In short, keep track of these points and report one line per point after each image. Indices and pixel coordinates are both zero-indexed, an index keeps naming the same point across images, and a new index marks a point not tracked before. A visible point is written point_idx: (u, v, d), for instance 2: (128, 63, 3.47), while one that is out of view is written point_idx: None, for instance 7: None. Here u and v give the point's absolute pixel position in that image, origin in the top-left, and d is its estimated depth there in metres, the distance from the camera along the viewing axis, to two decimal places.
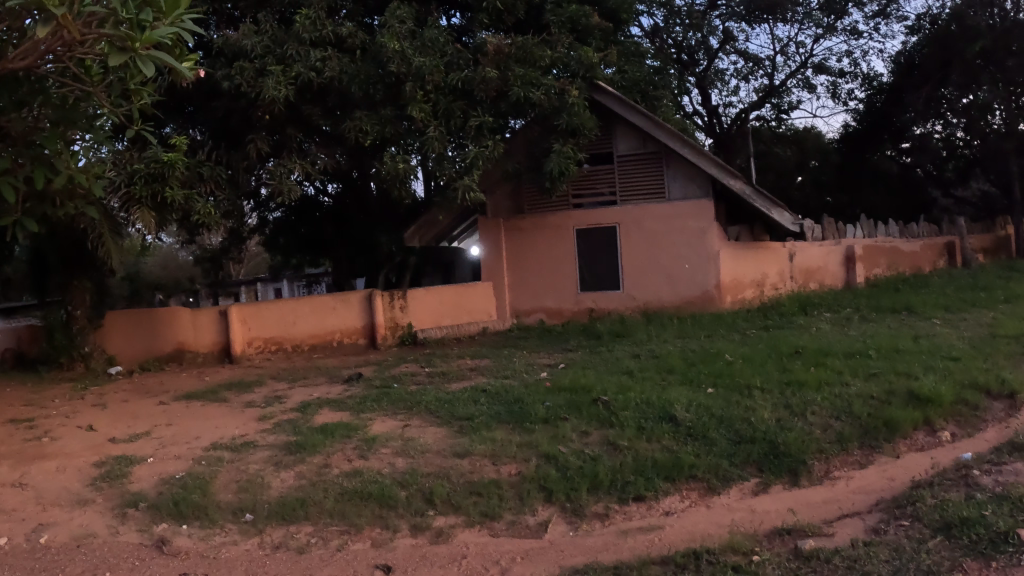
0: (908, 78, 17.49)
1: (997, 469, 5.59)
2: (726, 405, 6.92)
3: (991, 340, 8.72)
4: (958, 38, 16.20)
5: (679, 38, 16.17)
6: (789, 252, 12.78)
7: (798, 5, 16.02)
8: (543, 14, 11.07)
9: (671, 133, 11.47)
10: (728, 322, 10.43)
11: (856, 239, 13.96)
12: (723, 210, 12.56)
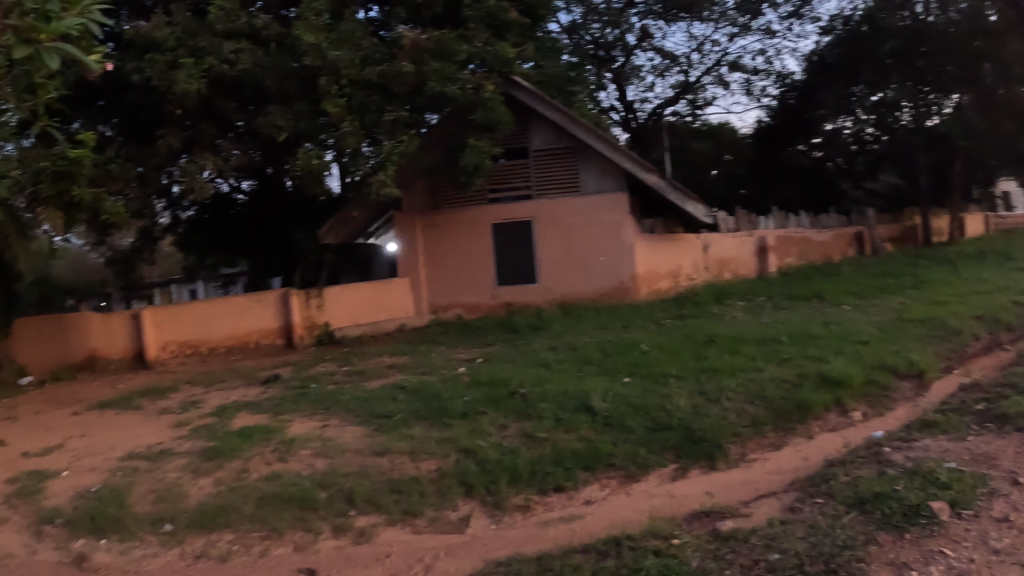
0: (820, 76, 17.81)
1: (907, 445, 5.71)
2: (642, 394, 6.96)
3: (897, 323, 8.94)
4: (871, 39, 16.42)
5: (596, 34, 16.25)
6: (704, 243, 12.93)
7: (715, 4, 16.22)
8: (460, 9, 10.96)
9: (586, 127, 11.53)
10: (644, 312, 10.51)
11: (768, 229, 14.21)
12: (638, 203, 12.67)
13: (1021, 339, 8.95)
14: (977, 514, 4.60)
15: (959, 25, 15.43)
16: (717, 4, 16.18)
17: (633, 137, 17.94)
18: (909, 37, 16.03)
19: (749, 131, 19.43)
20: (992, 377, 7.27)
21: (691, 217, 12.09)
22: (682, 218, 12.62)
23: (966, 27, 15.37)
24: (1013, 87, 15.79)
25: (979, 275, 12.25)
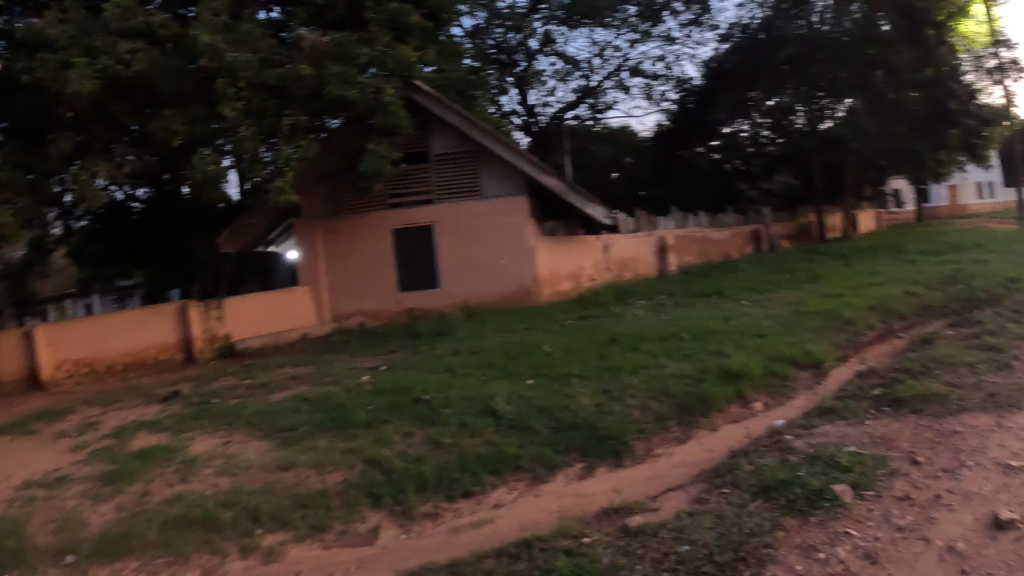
0: (718, 82, 18.16)
1: (808, 433, 5.80)
2: (547, 395, 6.93)
3: (794, 316, 9.13)
4: (767, 46, 16.98)
5: (499, 38, 16.26)
6: (605, 244, 13.00)
7: (617, 10, 16.29)
8: (361, 12, 10.74)
9: (486, 131, 11.47)
10: (545, 313, 10.52)
11: (668, 229, 14.38)
12: (539, 205, 12.69)
13: (912, 328, 9.22)
14: (878, 494, 4.69)
15: (853, 34, 15.79)
16: (618, 11, 16.25)
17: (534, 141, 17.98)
18: (805, 45, 16.42)
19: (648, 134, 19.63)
20: (885, 364, 7.46)
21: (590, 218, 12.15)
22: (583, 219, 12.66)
23: (860, 35, 15.75)
24: (902, 90, 16.05)
25: (870, 269, 12.62)
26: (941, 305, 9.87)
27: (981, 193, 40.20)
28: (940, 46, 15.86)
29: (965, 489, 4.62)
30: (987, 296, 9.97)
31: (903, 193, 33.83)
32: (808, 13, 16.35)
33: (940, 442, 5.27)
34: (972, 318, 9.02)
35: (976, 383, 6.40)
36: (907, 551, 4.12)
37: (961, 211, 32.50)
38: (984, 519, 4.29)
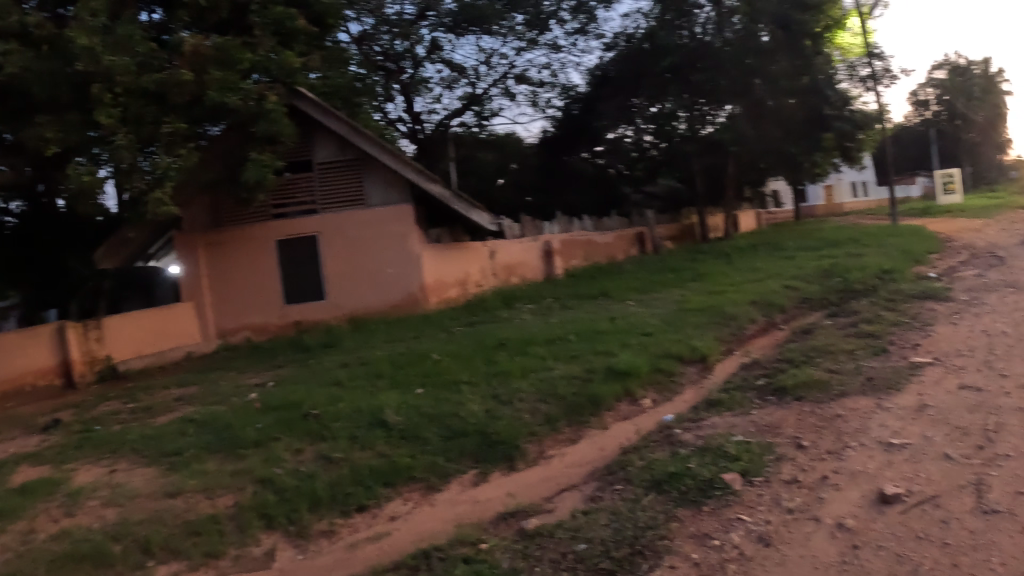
0: (603, 90, 18.32)
1: (696, 425, 5.86)
2: (436, 403, 6.82)
3: (678, 313, 9.27)
4: (652, 55, 17.08)
5: (385, 45, 16.05)
6: (490, 250, 13.01)
7: (504, 18, 16.38)
8: (245, 16, 10.56)
9: (370, 138, 11.35)
10: (433, 321, 10.42)
11: (553, 233, 14.46)
12: (424, 213, 12.62)
13: (792, 321, 9.46)
14: (767, 479, 4.75)
15: (733, 43, 16.31)
16: (506, 18, 16.35)
17: (421, 148, 17.81)
18: (687, 54, 16.82)
19: (533, 141, 19.68)
20: (768, 355, 7.63)
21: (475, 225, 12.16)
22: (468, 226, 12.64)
23: (739, 45, 16.26)
24: (780, 97, 16.71)
25: (750, 266, 12.91)
26: (820, 297, 10.17)
27: (854, 193, 41.68)
28: (816, 57, 16.81)
29: (851, 468, 4.72)
30: (863, 287, 10.31)
31: (781, 194, 34.83)
32: (691, 24, 16.83)
33: (823, 426, 5.38)
34: (849, 308, 9.32)
35: (855, 369, 6.58)
36: (799, 531, 4.16)
37: (835, 211, 33.67)
38: (870, 495, 4.39)
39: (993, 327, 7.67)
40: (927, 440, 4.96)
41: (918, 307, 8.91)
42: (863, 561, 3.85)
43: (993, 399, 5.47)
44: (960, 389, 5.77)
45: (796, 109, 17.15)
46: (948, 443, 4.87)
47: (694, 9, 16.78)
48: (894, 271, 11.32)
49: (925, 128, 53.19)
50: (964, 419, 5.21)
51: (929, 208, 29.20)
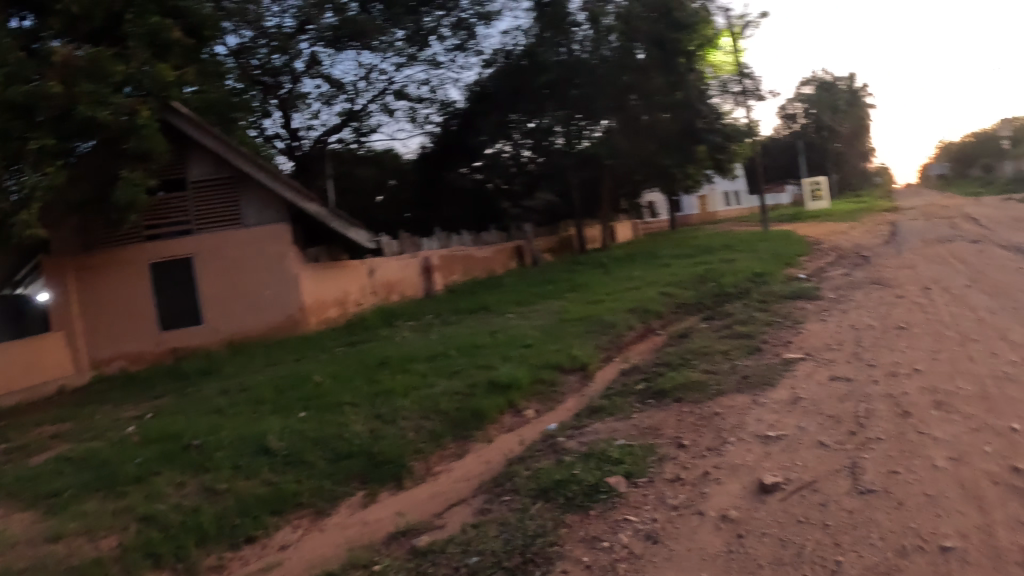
0: (482, 105, 18.28)
1: (578, 432, 5.96)
2: (319, 426, 6.71)
3: (558, 324, 9.38)
4: (530, 71, 17.32)
5: (263, 59, 15.53)
6: (369, 268, 12.91)
7: (384, 34, 15.84)
8: (119, 25, 10.40)
9: (246, 157, 11.19)
10: (314, 341, 10.27)
11: (432, 249, 14.43)
12: (301, 231, 12.45)
13: (668, 326, 9.64)
14: (651, 479, 4.81)
15: (610, 61, 16.52)
16: (386, 34, 15.88)
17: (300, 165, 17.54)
18: (564, 71, 16.92)
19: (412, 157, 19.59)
20: (645, 361, 7.77)
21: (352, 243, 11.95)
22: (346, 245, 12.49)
23: (616, 63, 16.49)
24: (655, 113, 17.06)
25: (627, 275, 13.18)
26: (696, 301, 10.42)
27: (727, 202, 42.89)
28: (690, 73, 17.06)
29: (731, 463, 4.82)
30: (736, 290, 10.61)
31: (656, 205, 35.67)
32: (570, 41, 16.85)
33: (702, 424, 5.54)
34: (723, 311, 9.60)
35: (731, 368, 6.78)
36: (684, 526, 4.21)
37: (707, 221, 34.67)
38: (751, 486, 4.50)
39: (859, 321, 8.11)
40: (802, 430, 5.14)
41: (790, 307, 9.27)
42: (748, 548, 3.92)
43: (862, 389, 5.78)
44: (830, 380, 6.09)
45: (671, 123, 17.43)
46: (821, 431, 5.07)
47: (573, 26, 16.69)
48: (766, 274, 11.68)
49: (793, 139, 55.12)
50: (835, 408, 5.43)
51: (797, 215, 30.32)
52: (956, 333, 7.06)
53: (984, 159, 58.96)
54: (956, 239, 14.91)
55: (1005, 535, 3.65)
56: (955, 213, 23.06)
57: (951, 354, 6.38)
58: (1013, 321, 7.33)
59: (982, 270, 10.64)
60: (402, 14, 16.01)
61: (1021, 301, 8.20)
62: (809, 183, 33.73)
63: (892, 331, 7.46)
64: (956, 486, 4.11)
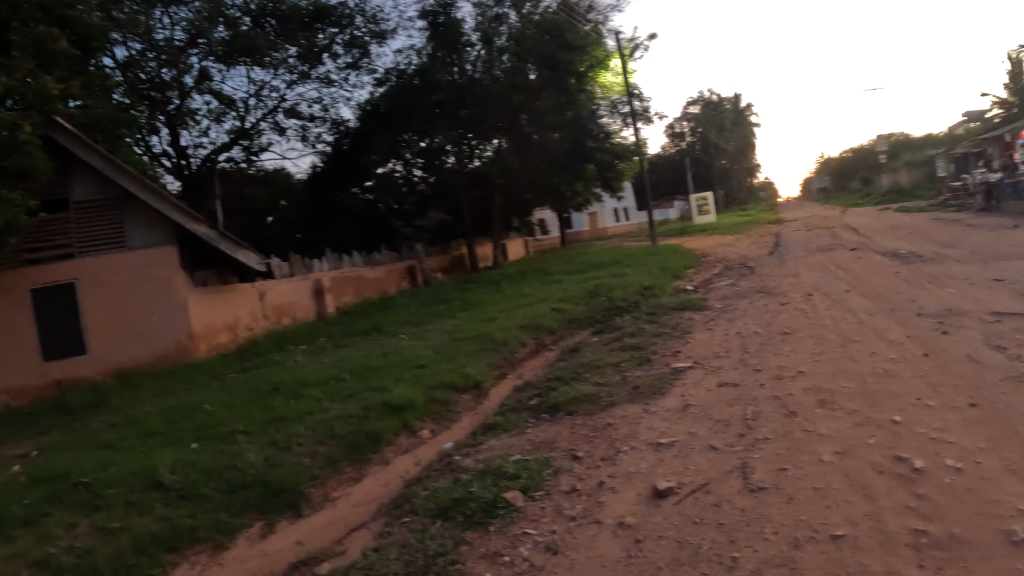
0: (373, 125, 17.73)
1: (474, 450, 6.04)
2: (212, 457, 6.52)
3: (450, 343, 9.43)
4: (421, 92, 16.99)
5: (152, 73, 14.63)
6: (259, 291, 12.68)
7: (277, 51, 15.46)
8: (5, 33, 10.05)
9: (133, 177, 10.94)
10: (204, 369, 10.00)
11: (323, 271, 14.23)
12: (189, 255, 12.12)
13: (561, 340, 9.94)
14: (548, 492, 4.85)
15: (501, 81, 16.86)
16: (278, 50, 15.37)
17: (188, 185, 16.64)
18: (456, 90, 16.89)
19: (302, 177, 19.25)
20: (538, 376, 8.02)
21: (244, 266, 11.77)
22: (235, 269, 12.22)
23: (506, 82, 16.85)
24: (545, 133, 17.47)
25: (519, 292, 13.34)
26: (587, 316, 10.74)
27: (618, 219, 43.73)
28: (579, 94, 17.62)
29: (625, 471, 4.90)
30: (625, 303, 10.99)
31: (548, 223, 36.08)
32: (463, 61, 17.08)
33: (595, 436, 5.68)
34: (613, 325, 9.99)
35: (622, 379, 7.10)
36: (582, 536, 4.24)
37: (598, 238, 35.23)
38: (646, 492, 4.56)
39: (746, 329, 8.38)
40: (692, 435, 5.29)
41: (677, 319, 9.72)
42: (646, 552, 3.96)
43: (749, 392, 5.99)
44: (719, 387, 6.30)
45: (561, 144, 17.96)
46: (711, 436, 5.21)
47: (465, 47, 17.01)
48: (653, 287, 12.09)
49: (680, 157, 56.52)
50: (723, 412, 5.64)
51: (685, 229, 31.15)
52: (838, 334, 7.34)
53: (862, 173, 61.32)
54: (837, 247, 15.48)
55: (892, 519, 3.78)
56: (833, 223, 23.95)
57: (832, 355, 6.63)
58: (890, 321, 7.64)
59: (860, 275, 11.07)
60: (295, 31, 15.57)
61: (897, 302, 8.56)
62: (697, 199, 34.58)
63: (777, 337, 7.72)
64: (843, 478, 4.24)
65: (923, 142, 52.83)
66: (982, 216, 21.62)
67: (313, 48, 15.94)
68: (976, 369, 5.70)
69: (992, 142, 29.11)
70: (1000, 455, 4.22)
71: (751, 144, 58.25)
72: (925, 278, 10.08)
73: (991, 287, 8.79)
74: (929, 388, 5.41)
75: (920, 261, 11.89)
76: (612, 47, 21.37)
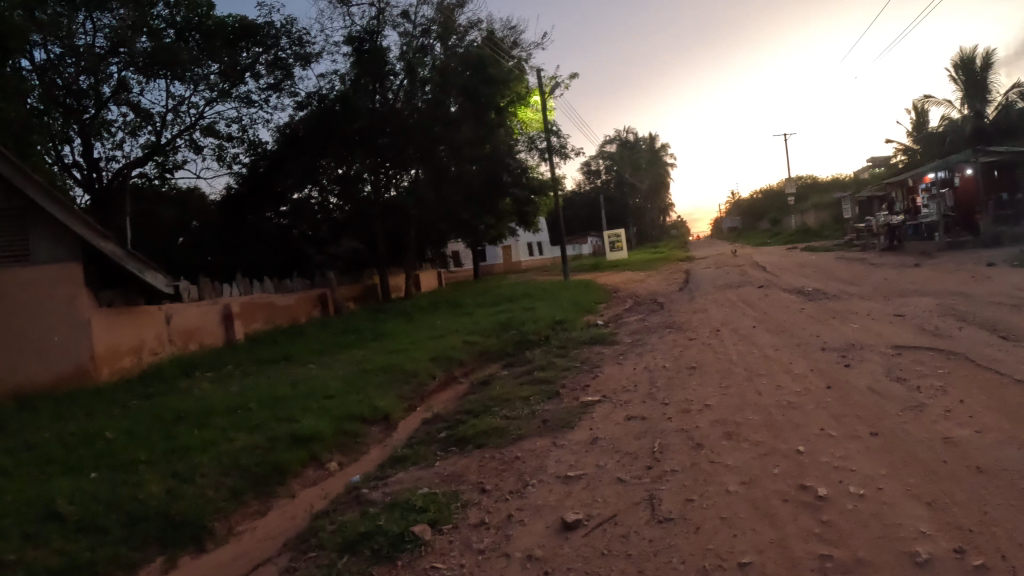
0: (290, 148, 16.74)
1: (382, 483, 5.96)
2: (113, 486, 6.04)
3: (360, 373, 9.31)
4: (341, 118, 16.45)
5: (70, 79, 13.03)
6: (166, 314, 11.36)
7: (199, 65, 14.10)
8: None
9: (42, 187, 9.41)
10: (103, 392, 9.31)
11: (232, 296, 13.28)
12: (95, 274, 10.62)
13: (469, 374, 9.95)
14: (455, 525, 4.79)
15: (422, 113, 16.81)
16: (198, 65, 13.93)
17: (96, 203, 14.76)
18: (376, 118, 16.73)
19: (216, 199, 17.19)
20: (447, 410, 7.99)
21: (148, 291, 11.16)
22: (138, 290, 11.29)
23: (427, 114, 16.78)
24: (463, 164, 17.67)
25: (430, 324, 13.32)
26: (496, 349, 10.78)
27: (531, 252, 44.03)
28: (498, 128, 18.03)
29: (533, 504, 4.88)
30: (535, 338, 11.12)
31: (462, 255, 36.16)
32: (385, 90, 17.02)
33: (504, 469, 5.64)
34: (522, 358, 10.05)
35: (530, 413, 7.07)
36: (491, 568, 4.18)
37: (512, 272, 35.37)
38: (554, 524, 4.53)
39: (654, 363, 8.46)
40: (600, 468, 5.29)
41: (588, 353, 9.79)
42: None
43: (657, 425, 6.02)
44: (627, 420, 6.33)
45: (475, 176, 18.31)
46: (619, 468, 5.22)
47: (389, 75, 16.99)
48: (564, 321, 12.17)
49: (595, 194, 57.27)
50: (632, 445, 5.67)
51: (597, 264, 31.56)
52: (744, 368, 7.44)
53: (769, 214, 62.89)
54: (744, 285, 15.83)
55: (798, 546, 3.81)
56: (741, 261, 24.48)
57: (739, 388, 6.70)
58: (795, 355, 7.78)
59: (767, 311, 11.28)
60: (218, 47, 14.46)
61: (802, 337, 8.74)
62: (610, 236, 35.02)
63: (686, 371, 7.79)
64: (749, 507, 4.28)
65: (829, 186, 54.32)
66: (882, 256, 22.34)
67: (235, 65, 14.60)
68: (877, 400, 5.82)
69: (893, 187, 30.17)
70: (901, 481, 4.32)
71: (663, 184, 59.44)
72: (828, 314, 10.33)
73: (892, 323, 9.04)
74: (832, 419, 5.51)
75: (825, 298, 12.22)
76: (533, 84, 21.65)
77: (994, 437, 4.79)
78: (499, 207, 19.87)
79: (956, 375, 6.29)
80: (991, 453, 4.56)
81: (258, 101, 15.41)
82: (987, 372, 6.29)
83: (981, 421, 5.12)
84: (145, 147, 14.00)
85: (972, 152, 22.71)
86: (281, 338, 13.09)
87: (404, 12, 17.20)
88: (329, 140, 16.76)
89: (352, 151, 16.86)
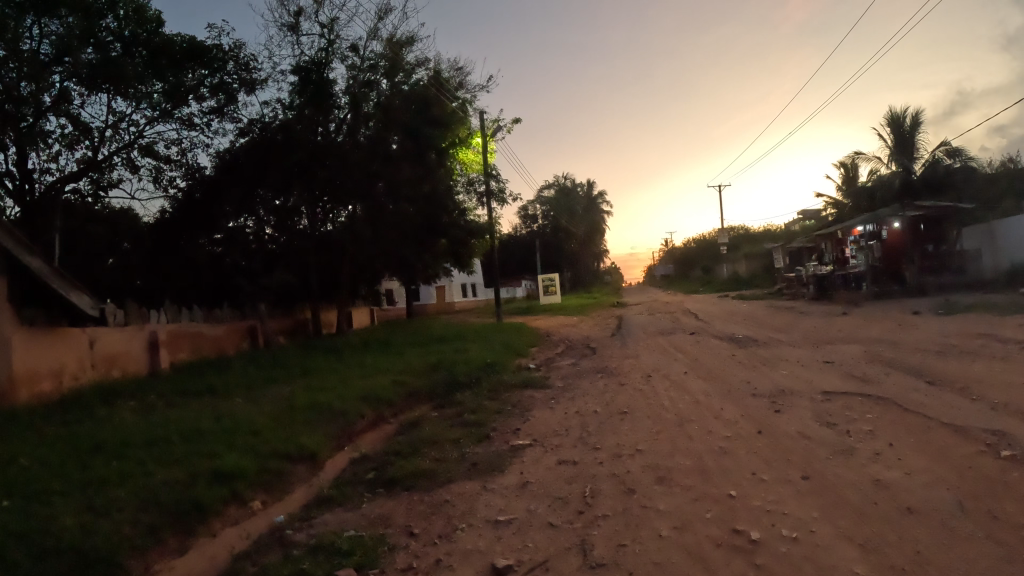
0: (228, 174, 16.14)
1: (307, 525, 5.83)
2: (23, 517, 5.71)
3: (286, 409, 9.12)
4: (283, 148, 16.23)
5: (9, 83, 11.65)
6: (89, 338, 11.02)
7: (142, 82, 13.30)
8: None
9: None
10: (16, 417, 8.93)
11: (160, 324, 12.96)
12: (18, 291, 10.24)
13: (398, 414, 9.84)
14: (382, 570, 4.66)
15: (363, 147, 16.78)
16: (144, 83, 13.30)
17: (24, 218, 13.61)
18: (317, 151, 16.51)
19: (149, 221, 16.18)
20: (375, 451, 7.88)
21: (72, 314, 10.78)
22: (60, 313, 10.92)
23: (368, 151, 16.87)
24: (400, 203, 17.73)
25: (360, 361, 13.17)
26: (426, 391, 10.69)
27: (466, 293, 44.12)
28: (436, 168, 18.31)
29: (463, 548, 4.79)
30: (466, 380, 11.05)
31: (395, 293, 36.10)
32: (327, 121, 16.89)
33: (432, 512, 5.54)
34: (453, 400, 9.97)
35: (459, 456, 6.98)
36: None
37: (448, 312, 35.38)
38: (484, 569, 4.44)
39: (585, 408, 8.45)
40: (530, 512, 5.23)
41: (519, 396, 9.75)
42: None
43: (587, 469, 5.99)
44: (557, 465, 6.27)
45: (413, 212, 18.39)
46: (550, 513, 5.15)
47: (333, 108, 16.88)
48: (496, 364, 12.12)
49: (531, 238, 57.73)
50: (562, 489, 5.61)
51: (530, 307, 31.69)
52: (675, 414, 7.44)
53: (702, 263, 63.70)
54: (676, 330, 16.01)
55: None
56: (673, 309, 24.76)
57: (670, 434, 6.70)
58: (725, 401, 7.83)
59: (699, 357, 11.36)
60: (163, 66, 13.72)
61: (733, 382, 8.81)
62: (545, 281, 35.27)
63: (617, 416, 7.76)
64: (681, 552, 4.23)
65: (759, 236, 55.16)
66: (812, 304, 22.77)
67: (181, 86, 14.15)
68: (806, 445, 5.84)
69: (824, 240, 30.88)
70: (832, 523, 4.32)
71: (599, 232, 60.14)
72: (760, 360, 10.41)
73: (821, 370, 9.13)
74: (762, 463, 5.53)
75: (756, 345, 12.35)
76: (475, 125, 21.67)
77: (923, 479, 4.84)
78: (432, 244, 20.08)
79: (885, 421, 6.36)
80: (920, 494, 4.61)
81: (198, 124, 15.12)
82: (914, 417, 6.38)
83: (908, 463, 5.18)
84: (80, 162, 13.63)
85: (900, 206, 23.18)
86: (208, 369, 12.81)
87: (353, 45, 17.18)
88: (268, 170, 16.33)
89: (291, 183, 16.52)
